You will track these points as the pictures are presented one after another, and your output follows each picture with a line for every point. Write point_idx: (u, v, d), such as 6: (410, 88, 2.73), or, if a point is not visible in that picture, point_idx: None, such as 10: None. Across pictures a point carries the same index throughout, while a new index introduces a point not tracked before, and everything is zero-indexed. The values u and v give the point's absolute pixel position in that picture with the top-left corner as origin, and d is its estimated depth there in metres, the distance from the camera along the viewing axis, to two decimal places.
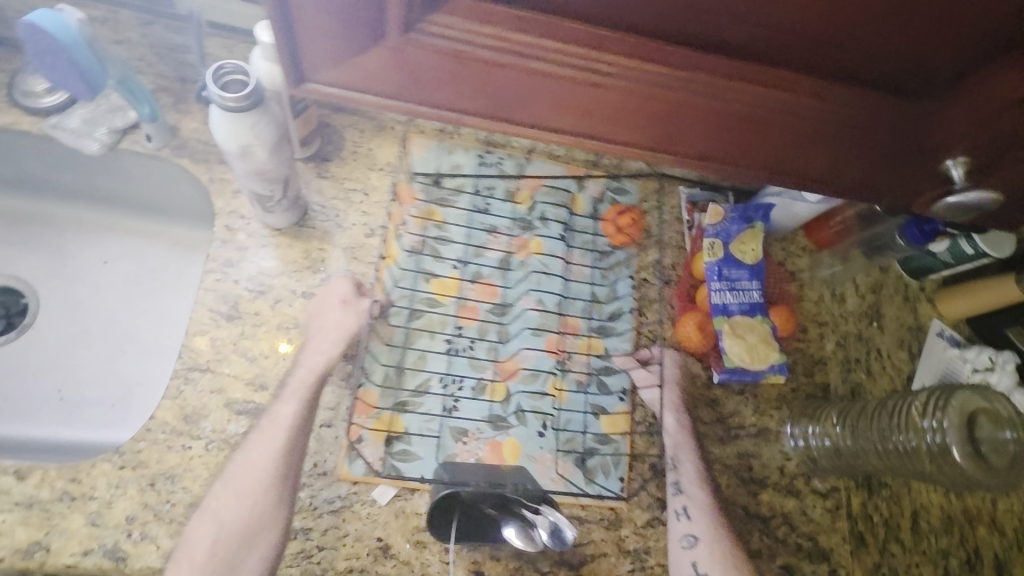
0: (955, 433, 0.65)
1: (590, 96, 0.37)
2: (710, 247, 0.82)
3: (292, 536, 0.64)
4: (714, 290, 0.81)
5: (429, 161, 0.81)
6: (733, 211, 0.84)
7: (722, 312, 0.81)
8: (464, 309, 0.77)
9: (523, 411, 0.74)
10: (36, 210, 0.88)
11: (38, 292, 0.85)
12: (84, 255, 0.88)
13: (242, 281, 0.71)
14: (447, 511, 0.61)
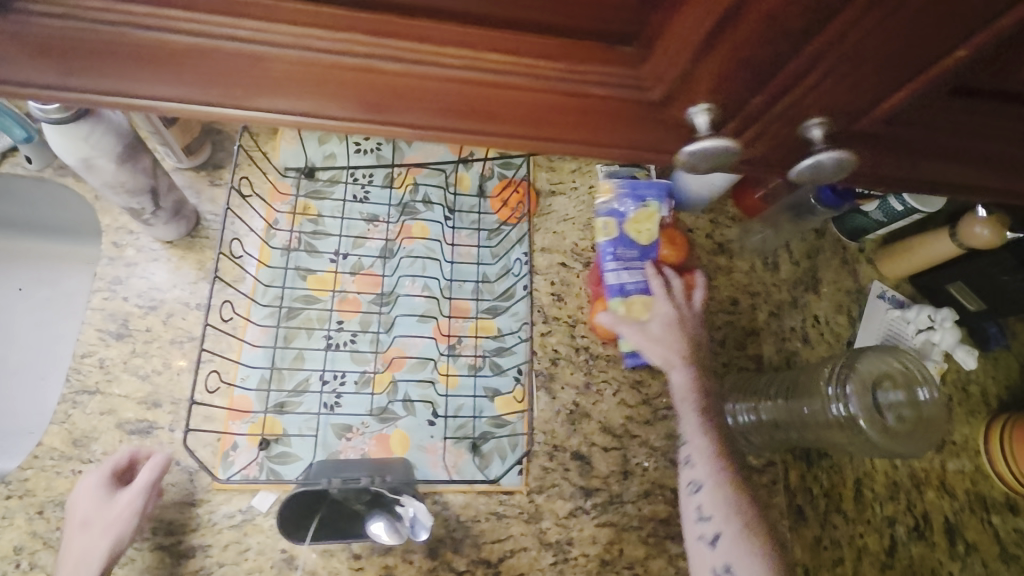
0: (861, 406, 0.64)
1: (351, 79, 0.37)
2: (602, 226, 0.78)
3: (191, 554, 0.63)
4: (609, 271, 0.77)
5: (299, 154, 0.79)
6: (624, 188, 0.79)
7: (619, 293, 0.76)
8: (345, 302, 0.74)
9: (410, 400, 0.72)
10: None
11: None
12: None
13: (131, 298, 0.70)
14: (307, 512, 0.57)
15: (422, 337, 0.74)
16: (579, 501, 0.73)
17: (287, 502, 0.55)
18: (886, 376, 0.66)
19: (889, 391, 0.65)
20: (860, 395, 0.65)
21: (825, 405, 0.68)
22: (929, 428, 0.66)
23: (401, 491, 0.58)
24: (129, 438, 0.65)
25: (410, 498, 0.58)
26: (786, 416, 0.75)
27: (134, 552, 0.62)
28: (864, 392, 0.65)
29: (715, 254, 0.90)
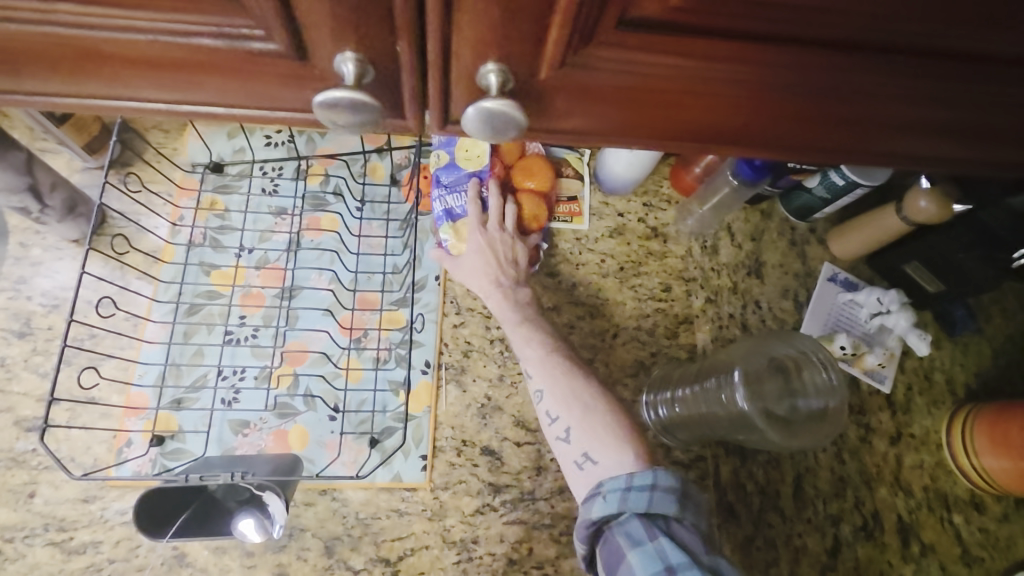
0: (747, 397, 0.67)
1: (48, 58, 0.35)
2: (434, 155, 0.78)
3: (81, 550, 0.63)
4: (437, 197, 0.77)
5: (207, 149, 0.78)
6: None
7: (445, 219, 0.77)
8: (248, 297, 0.73)
9: (311, 395, 0.71)
10: None
11: None
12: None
13: (35, 297, 0.71)
14: (170, 512, 0.56)
15: (325, 331, 0.73)
16: (487, 499, 0.71)
17: (139, 504, 0.54)
18: (777, 365, 0.70)
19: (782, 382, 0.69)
20: (749, 386, 0.68)
21: (715, 393, 0.71)
22: (832, 417, 0.69)
23: (260, 486, 0.57)
24: (26, 435, 0.66)
25: (270, 495, 0.56)
26: (692, 404, 0.74)
27: (24, 548, 0.63)
28: (751, 385, 0.68)
29: (648, 238, 0.85)
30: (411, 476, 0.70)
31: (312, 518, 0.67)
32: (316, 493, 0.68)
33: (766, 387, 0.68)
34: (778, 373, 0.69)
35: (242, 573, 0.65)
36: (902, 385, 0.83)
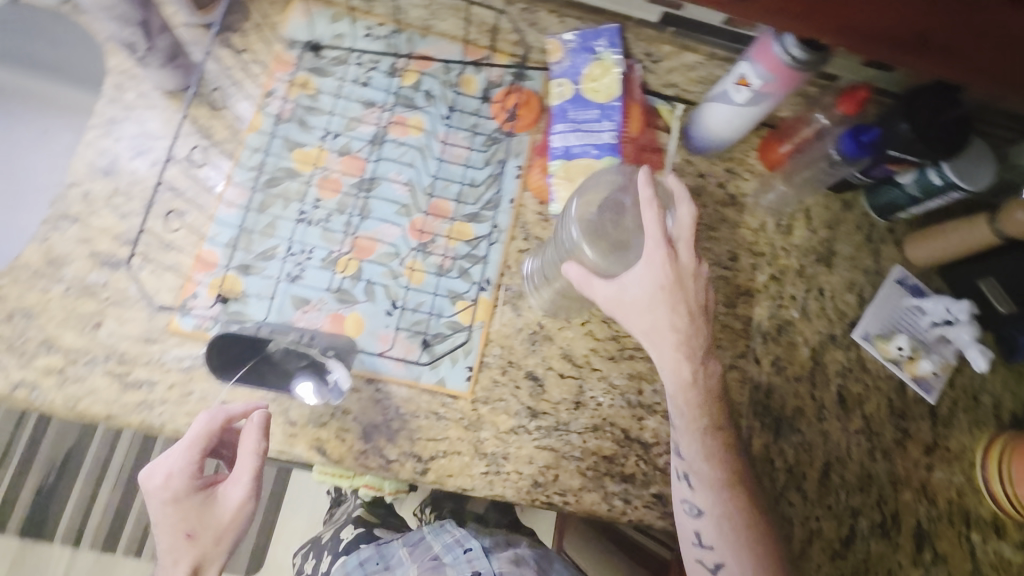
0: (583, 231, 0.67)
1: None
2: (557, 87, 0.75)
3: (138, 385, 0.66)
4: (556, 132, 0.75)
5: (308, 28, 0.77)
6: (576, 41, 0.75)
7: (562, 156, 0.74)
8: (326, 181, 0.74)
9: (372, 286, 0.72)
10: None
11: None
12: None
13: (123, 140, 0.72)
14: (237, 357, 0.63)
15: (395, 228, 0.74)
16: (523, 421, 0.72)
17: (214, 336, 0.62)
18: (609, 202, 0.69)
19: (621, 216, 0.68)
20: (585, 221, 0.67)
21: (563, 233, 0.70)
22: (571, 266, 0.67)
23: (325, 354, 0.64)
24: (99, 268, 0.67)
25: (333, 363, 0.64)
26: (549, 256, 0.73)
27: (85, 372, 0.65)
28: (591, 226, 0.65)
29: (727, 206, 0.83)
30: (455, 384, 0.71)
31: (354, 403, 0.69)
32: (362, 381, 0.70)
33: (609, 214, 0.68)
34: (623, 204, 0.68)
35: (284, 439, 0.67)
36: (949, 400, 0.81)
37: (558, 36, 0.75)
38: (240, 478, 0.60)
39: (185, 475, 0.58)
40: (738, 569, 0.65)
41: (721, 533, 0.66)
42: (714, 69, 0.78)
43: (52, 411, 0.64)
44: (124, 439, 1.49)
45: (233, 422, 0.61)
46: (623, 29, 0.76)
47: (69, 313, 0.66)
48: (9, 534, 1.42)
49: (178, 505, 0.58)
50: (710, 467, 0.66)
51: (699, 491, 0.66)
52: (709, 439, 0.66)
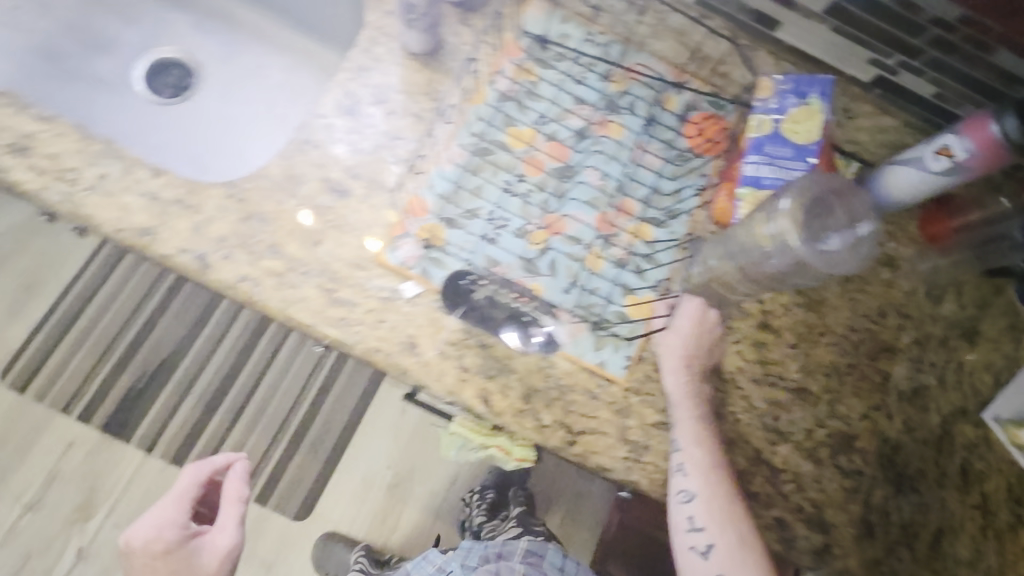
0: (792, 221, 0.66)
1: None
2: (756, 122, 0.81)
3: (342, 302, 0.72)
4: (749, 162, 0.80)
5: (541, 24, 0.85)
6: (786, 86, 0.81)
7: (751, 185, 0.79)
8: (531, 160, 0.81)
9: (556, 263, 0.77)
10: (239, 19, 1.09)
11: (220, 80, 1.09)
12: (234, 51, 1.09)
13: (368, 87, 0.81)
14: (463, 293, 0.73)
15: (584, 216, 0.80)
16: (668, 418, 0.75)
17: (445, 277, 0.73)
18: (822, 197, 0.67)
19: (830, 215, 0.66)
20: (794, 210, 0.66)
21: (764, 222, 0.69)
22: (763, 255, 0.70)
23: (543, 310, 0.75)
24: (328, 193, 0.75)
25: (548, 318, 0.74)
26: (729, 246, 0.76)
27: (300, 280, 0.72)
28: (800, 219, 0.65)
29: (879, 266, 0.88)
30: (615, 367, 0.75)
31: (521, 364, 0.74)
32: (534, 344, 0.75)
33: (821, 212, 0.66)
34: (832, 203, 0.67)
35: (456, 382, 0.72)
36: None
37: (770, 76, 0.82)
38: (225, 528, 0.80)
39: (176, 525, 0.81)
40: (723, 544, 0.71)
41: (710, 514, 0.71)
42: (903, 135, 0.83)
43: (265, 309, 0.71)
44: (214, 363, 1.59)
45: (217, 471, 0.85)
46: (834, 82, 0.82)
47: (298, 224, 0.73)
48: (93, 426, 1.52)
49: (169, 557, 0.79)
50: (703, 457, 0.71)
51: (691, 476, 0.71)
52: (699, 432, 0.72)
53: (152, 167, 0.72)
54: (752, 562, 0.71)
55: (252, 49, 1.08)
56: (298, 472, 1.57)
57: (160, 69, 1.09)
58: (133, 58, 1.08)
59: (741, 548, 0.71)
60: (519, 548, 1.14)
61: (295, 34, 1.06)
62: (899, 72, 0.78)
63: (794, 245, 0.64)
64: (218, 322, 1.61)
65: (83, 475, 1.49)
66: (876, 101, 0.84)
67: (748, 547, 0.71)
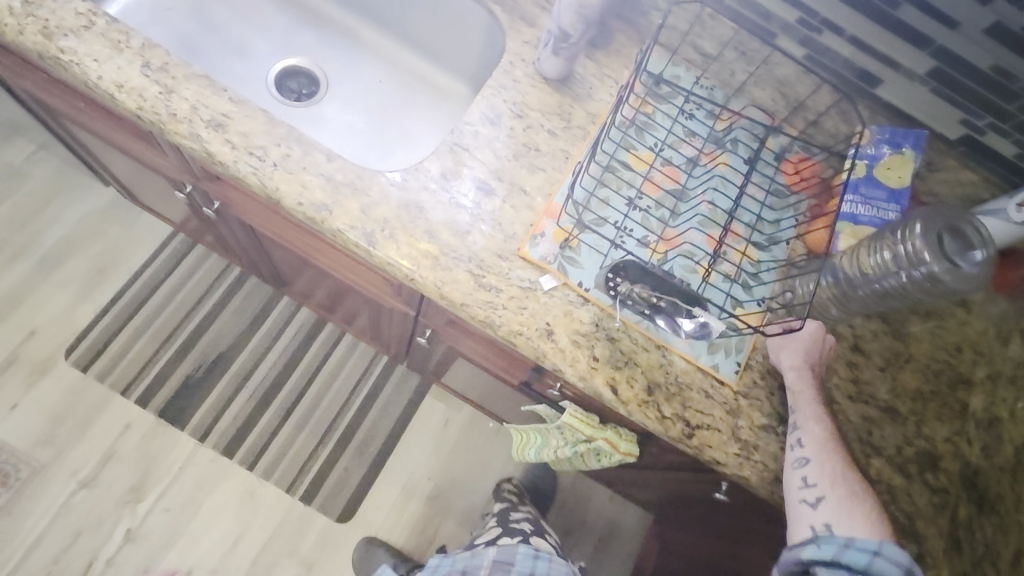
0: (923, 240, 0.75)
1: None
2: (852, 166, 0.91)
3: (487, 288, 0.79)
4: (847, 200, 0.89)
5: (659, 66, 0.96)
6: (880, 137, 0.92)
7: (849, 220, 0.88)
8: (651, 181, 0.89)
9: (674, 273, 0.84)
10: (360, 31, 1.18)
11: (341, 82, 1.16)
12: (356, 63, 1.18)
13: (509, 103, 0.91)
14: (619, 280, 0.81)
15: (698, 234, 0.88)
16: (774, 422, 0.81)
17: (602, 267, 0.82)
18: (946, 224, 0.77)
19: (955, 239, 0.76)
20: (927, 233, 0.75)
21: (892, 243, 0.77)
22: (890, 276, 0.77)
23: (691, 304, 0.81)
24: (476, 190, 0.83)
25: (698, 309, 0.81)
26: (836, 269, 0.83)
27: (452, 265, 0.79)
28: (934, 241, 0.74)
29: (953, 304, 0.96)
30: (726, 372, 0.82)
31: (644, 359, 0.80)
32: (653, 345, 0.81)
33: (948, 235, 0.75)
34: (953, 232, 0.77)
35: (586, 369, 0.78)
36: None
37: (866, 127, 0.93)
38: None
39: None
40: (835, 499, 0.72)
41: (823, 473, 0.74)
42: (981, 188, 0.93)
43: (421, 287, 0.78)
44: (270, 359, 1.63)
45: None
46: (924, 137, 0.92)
47: (450, 215, 0.81)
48: (150, 409, 1.54)
49: None
50: (819, 424, 0.77)
51: (807, 439, 0.76)
52: (815, 406, 0.79)
53: (327, 152, 0.80)
54: (863, 517, 0.71)
55: (373, 64, 1.17)
56: (344, 474, 1.58)
57: (286, 74, 1.16)
58: (262, 61, 1.15)
59: (853, 505, 0.72)
60: (486, 561, 1.14)
61: (417, 56, 1.16)
62: (986, 133, 0.88)
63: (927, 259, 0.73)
64: (278, 320, 1.66)
65: (138, 456, 1.50)
66: (959, 158, 0.93)
67: (860, 505, 0.72)
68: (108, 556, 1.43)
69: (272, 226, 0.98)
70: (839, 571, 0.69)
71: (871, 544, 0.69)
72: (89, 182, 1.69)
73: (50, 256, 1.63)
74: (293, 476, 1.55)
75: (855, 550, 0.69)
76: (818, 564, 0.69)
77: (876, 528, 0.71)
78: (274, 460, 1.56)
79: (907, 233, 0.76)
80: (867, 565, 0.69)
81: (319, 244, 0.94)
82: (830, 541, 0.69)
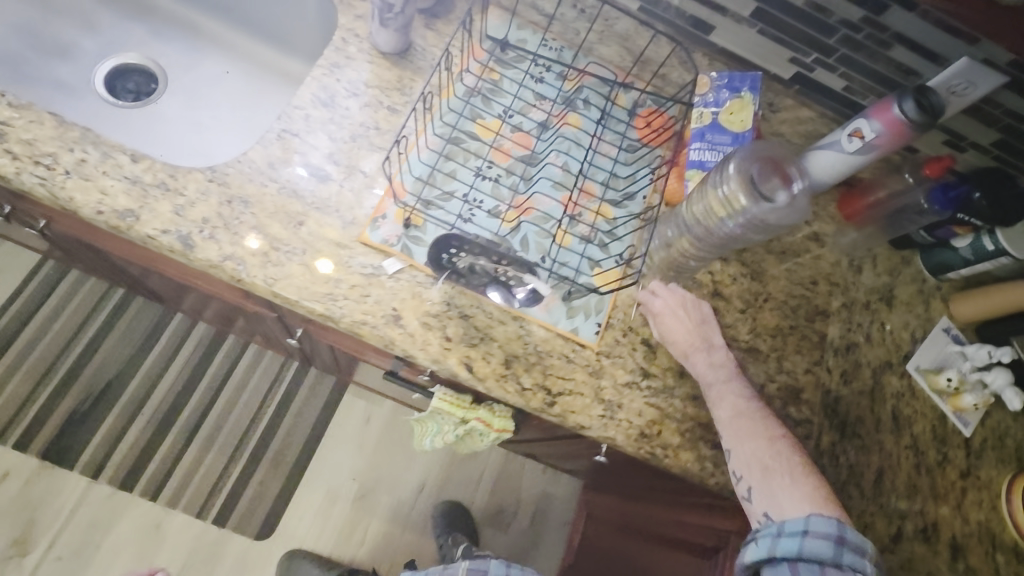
0: (740, 182, 0.75)
1: None
2: (697, 114, 0.91)
3: (326, 280, 0.74)
4: (694, 149, 0.89)
5: (502, 29, 0.94)
6: (720, 82, 0.93)
7: (698, 167, 0.88)
8: (499, 148, 0.87)
9: (528, 240, 0.83)
10: (194, 22, 1.10)
11: (176, 78, 1.08)
12: (197, 56, 1.10)
13: (343, 82, 0.86)
14: (446, 254, 0.78)
15: (551, 198, 0.86)
16: (637, 378, 0.81)
17: (440, 237, 0.79)
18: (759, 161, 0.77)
19: (768, 177, 0.77)
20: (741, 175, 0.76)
21: (712, 188, 0.78)
22: (712, 218, 0.78)
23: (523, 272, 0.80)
24: (308, 177, 0.79)
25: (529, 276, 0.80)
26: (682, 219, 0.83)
27: (285, 259, 0.74)
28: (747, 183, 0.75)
29: (807, 239, 0.99)
30: (586, 334, 0.81)
31: (501, 333, 0.78)
32: (510, 317, 0.79)
33: (762, 174, 0.77)
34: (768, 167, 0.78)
35: (439, 351, 0.76)
36: (980, 436, 0.94)
37: (707, 74, 0.93)
38: None
39: None
40: (760, 481, 0.72)
41: (744, 459, 0.74)
42: (819, 125, 0.97)
43: (251, 287, 0.73)
44: (166, 382, 1.53)
45: None
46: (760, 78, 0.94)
47: (280, 206, 0.76)
48: (32, 455, 1.43)
49: None
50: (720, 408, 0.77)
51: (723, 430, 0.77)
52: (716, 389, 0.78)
53: (131, 152, 0.73)
54: (788, 490, 0.70)
55: (216, 55, 1.10)
56: (260, 491, 1.51)
57: (118, 74, 1.07)
58: (92, 63, 1.06)
59: (775, 478, 0.71)
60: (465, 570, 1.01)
61: (262, 42, 1.09)
62: (813, 68, 0.91)
63: (742, 201, 0.74)
64: (170, 339, 1.56)
65: (19, 508, 1.40)
66: (794, 96, 0.98)
67: (781, 475, 0.71)
68: None
69: (105, 240, 0.91)
70: (780, 566, 0.66)
71: (796, 525, 0.66)
72: None
73: None
74: (203, 501, 1.48)
75: (784, 538, 0.66)
76: (763, 564, 0.68)
77: (803, 496, 0.69)
78: (180, 488, 1.47)
79: (722, 176, 0.77)
80: (800, 550, 0.65)
81: (153, 254, 0.89)
82: (765, 535, 0.68)
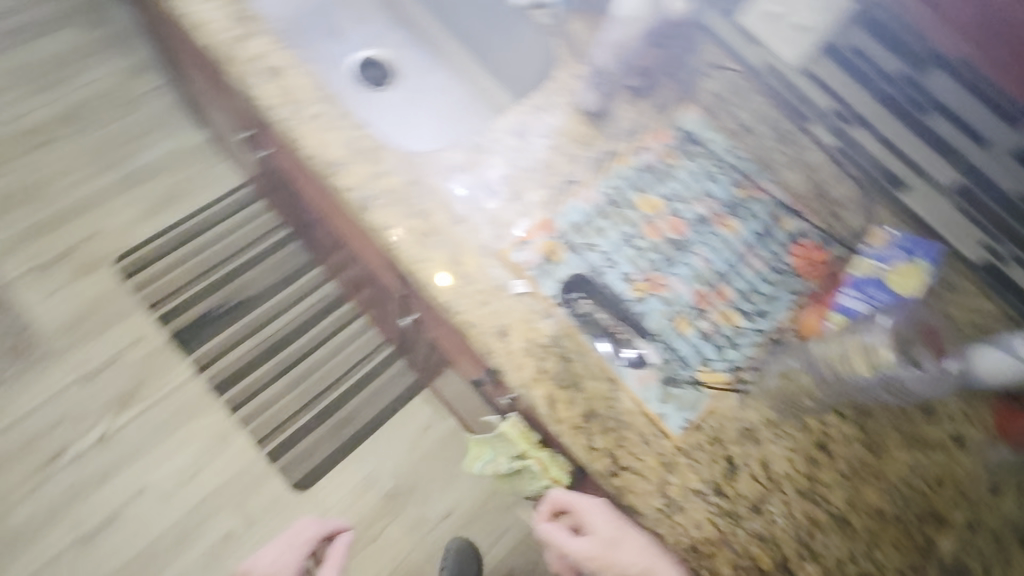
0: (886, 337, 0.78)
1: None
2: (858, 262, 0.89)
3: (458, 276, 0.82)
4: (845, 294, 0.86)
5: (694, 125, 0.99)
6: (898, 241, 0.89)
7: (845, 313, 0.85)
8: (653, 225, 0.90)
9: (649, 315, 0.84)
10: (438, 42, 1.30)
11: (404, 78, 1.27)
12: (429, 68, 1.29)
13: (539, 122, 0.95)
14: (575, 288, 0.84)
15: (684, 287, 0.87)
16: (709, 491, 0.78)
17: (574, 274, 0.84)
18: (907, 325, 0.81)
19: (915, 343, 0.79)
20: (892, 334, 0.79)
21: (854, 335, 0.81)
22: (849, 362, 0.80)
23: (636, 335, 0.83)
24: (480, 187, 0.88)
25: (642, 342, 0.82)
26: (811, 354, 0.83)
27: (432, 246, 0.83)
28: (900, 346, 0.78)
29: (948, 439, 0.87)
30: (674, 423, 0.79)
31: (592, 386, 0.79)
32: (606, 376, 0.80)
33: (910, 334, 0.80)
34: (915, 334, 0.80)
35: (527, 378, 0.78)
36: None
37: (882, 227, 0.92)
38: None
39: None
40: None
41: None
42: (994, 321, 0.89)
43: (397, 257, 0.82)
44: (284, 318, 1.72)
45: None
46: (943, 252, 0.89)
47: (447, 202, 0.86)
48: (164, 331, 1.67)
49: None
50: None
51: None
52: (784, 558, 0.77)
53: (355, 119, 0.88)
54: None
55: (445, 73, 1.28)
56: (314, 444, 1.62)
57: (367, 61, 1.28)
58: (351, 47, 1.28)
59: None
60: None
61: (483, 73, 1.25)
62: (1007, 261, 0.85)
63: (888, 359, 0.77)
64: (302, 285, 1.75)
65: (137, 368, 1.63)
66: (977, 283, 0.90)
67: None
68: (78, 451, 1.53)
69: (312, 193, 1.07)
70: None
71: None
72: (191, 125, 1.92)
73: (135, 178, 1.84)
74: (266, 431, 1.61)
75: None
76: None
77: None
78: (255, 411, 1.63)
79: (872, 327, 0.80)
80: None
81: (343, 218, 1.04)
82: None
